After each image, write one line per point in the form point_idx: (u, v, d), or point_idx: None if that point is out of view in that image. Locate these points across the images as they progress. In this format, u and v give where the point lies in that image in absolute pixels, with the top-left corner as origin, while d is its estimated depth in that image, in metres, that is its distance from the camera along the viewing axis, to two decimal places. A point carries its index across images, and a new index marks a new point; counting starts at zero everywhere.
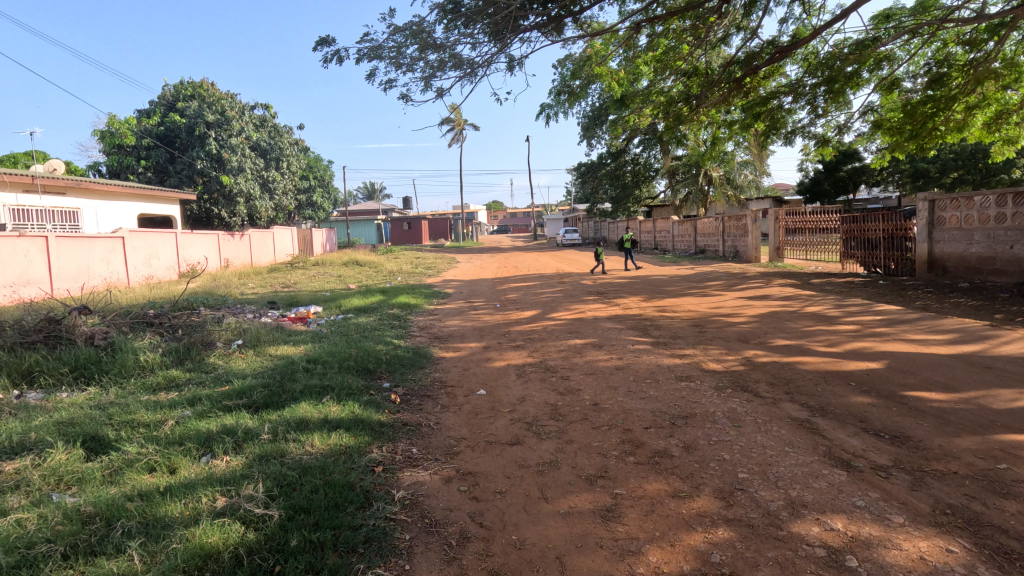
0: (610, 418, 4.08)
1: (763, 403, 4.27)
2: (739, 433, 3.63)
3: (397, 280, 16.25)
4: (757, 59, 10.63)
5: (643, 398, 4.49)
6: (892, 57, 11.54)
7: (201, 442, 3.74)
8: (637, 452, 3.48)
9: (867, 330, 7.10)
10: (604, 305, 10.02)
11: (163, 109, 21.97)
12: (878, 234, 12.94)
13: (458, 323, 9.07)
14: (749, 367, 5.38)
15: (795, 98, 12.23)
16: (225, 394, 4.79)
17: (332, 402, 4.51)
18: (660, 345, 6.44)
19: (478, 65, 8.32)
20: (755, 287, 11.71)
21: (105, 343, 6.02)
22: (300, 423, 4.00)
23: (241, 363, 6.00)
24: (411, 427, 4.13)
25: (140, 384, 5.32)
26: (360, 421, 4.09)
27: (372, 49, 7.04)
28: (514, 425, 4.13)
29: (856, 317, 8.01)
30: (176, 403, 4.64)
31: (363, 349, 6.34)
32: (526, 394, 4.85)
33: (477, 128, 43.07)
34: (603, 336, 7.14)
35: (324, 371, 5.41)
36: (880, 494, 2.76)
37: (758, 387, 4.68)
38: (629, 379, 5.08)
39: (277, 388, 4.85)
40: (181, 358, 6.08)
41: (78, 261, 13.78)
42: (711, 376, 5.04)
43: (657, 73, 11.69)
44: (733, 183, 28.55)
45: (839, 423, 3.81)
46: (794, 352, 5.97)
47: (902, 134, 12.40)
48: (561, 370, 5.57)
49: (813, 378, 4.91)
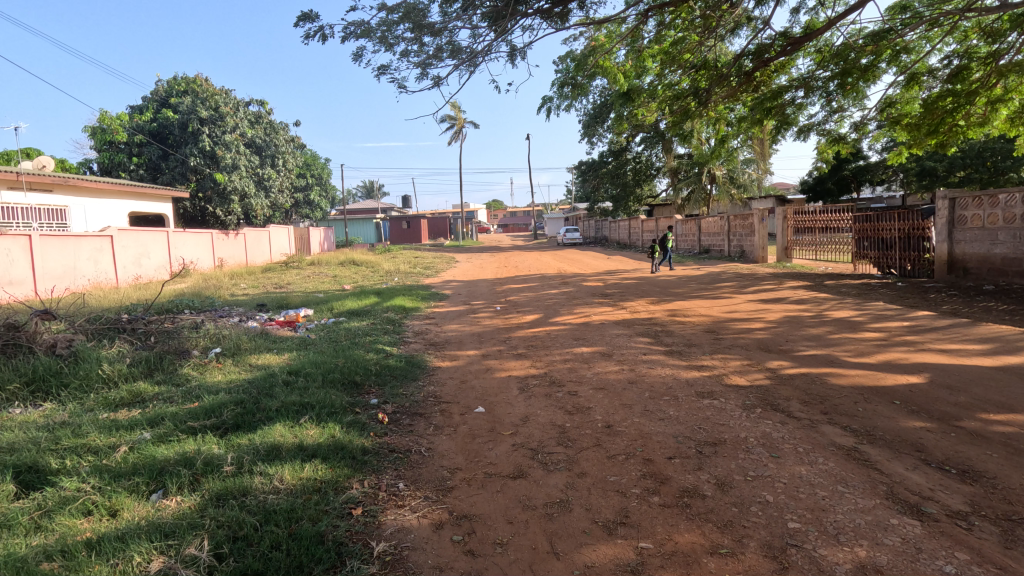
0: (627, 445, 3.56)
1: (800, 426, 3.74)
2: (780, 466, 3.11)
3: (394, 281, 15.74)
4: (767, 51, 10.09)
5: (662, 420, 3.96)
6: (912, 48, 10.99)
7: (153, 475, 3.22)
8: (662, 491, 2.95)
9: (896, 338, 6.56)
10: (609, 309, 9.49)
11: (155, 105, 21.33)
12: (894, 234, 12.41)
13: (456, 328, 8.54)
14: (776, 381, 4.85)
15: (808, 93, 11.67)
16: (192, 413, 4.27)
17: (311, 423, 3.99)
18: (674, 355, 5.92)
19: (476, 54, 7.82)
20: (766, 290, 11.18)
21: (68, 353, 5.49)
22: (270, 451, 3.47)
23: (217, 374, 5.46)
24: (398, 455, 3.60)
25: (101, 399, 4.79)
26: (340, 448, 3.57)
27: (362, 30, 6.51)
28: (516, 453, 3.61)
29: (881, 322, 7.49)
30: (135, 424, 4.11)
31: (351, 359, 5.82)
32: (529, 414, 4.32)
33: (476, 126, 42.32)
34: (612, 344, 6.61)
35: (305, 385, 4.88)
36: (970, 555, 2.26)
37: (790, 406, 4.17)
38: (644, 395, 4.55)
39: (251, 406, 4.34)
40: (151, 369, 5.54)
41: (64, 261, 13.26)
42: (736, 393, 4.51)
43: (664, 66, 11.10)
44: (737, 181, 28.00)
45: (893, 453, 3.28)
46: (822, 364, 5.44)
47: (920, 129, 11.88)
48: (567, 384, 5.04)
49: (850, 396, 4.38)
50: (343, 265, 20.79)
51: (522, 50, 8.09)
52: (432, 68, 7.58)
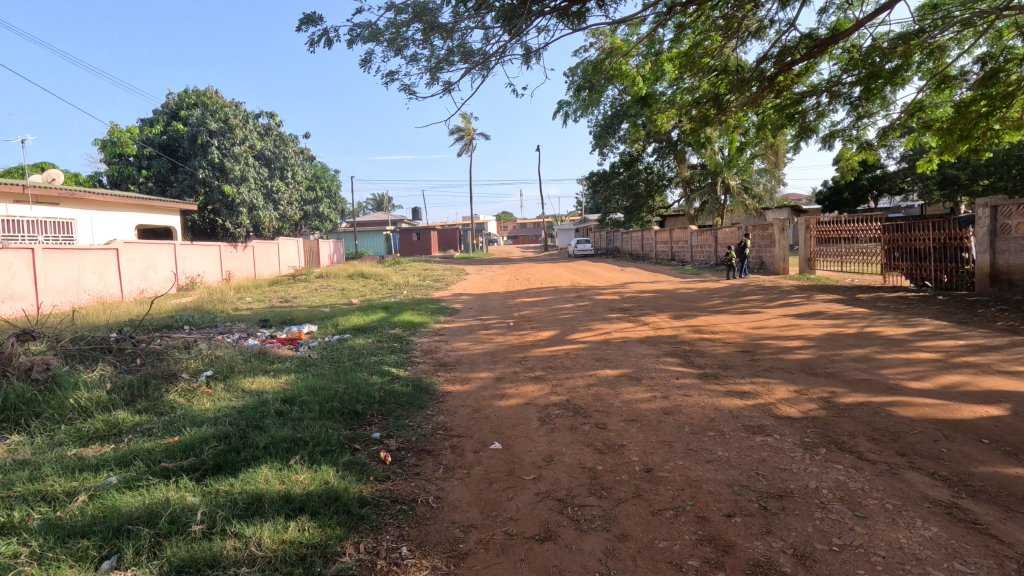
0: (673, 497, 2.98)
1: (879, 473, 3.14)
2: (871, 532, 2.52)
3: (402, 294, 15.27)
4: (791, 54, 9.56)
5: (711, 463, 3.38)
6: (944, 48, 10.36)
7: (108, 535, 2.70)
8: (727, 564, 2.37)
9: (956, 359, 5.87)
10: (630, 325, 8.87)
11: (166, 117, 21.25)
12: (929, 244, 11.74)
13: (467, 345, 7.99)
14: (833, 413, 4.23)
15: (832, 98, 11.09)
16: (168, 451, 3.74)
17: (302, 465, 3.45)
18: (709, 379, 5.33)
19: (489, 56, 7.35)
20: (795, 304, 10.55)
21: (45, 378, 5.01)
22: (251, 504, 2.94)
23: (205, 401, 4.94)
24: (402, 507, 3.05)
25: (73, 432, 4.29)
26: (333, 498, 3.03)
27: (369, 33, 6.07)
28: (541, 505, 3.04)
29: (931, 341, 6.81)
30: (103, 465, 3.60)
31: (353, 383, 5.27)
32: (553, 452, 3.75)
33: (485, 138, 42.06)
34: (639, 366, 6.03)
35: (300, 417, 4.34)
36: None
37: (858, 445, 3.56)
38: (684, 430, 3.95)
39: (237, 443, 3.82)
40: (134, 395, 5.05)
41: (66, 275, 12.92)
42: (791, 428, 3.90)
43: (682, 74, 10.53)
44: (752, 191, 27.37)
45: (1005, 513, 2.68)
46: (881, 390, 4.79)
47: (952, 134, 11.29)
48: (594, 415, 4.45)
49: (926, 433, 3.75)
50: (352, 278, 20.38)
51: (537, 52, 7.63)
52: (443, 72, 7.15)
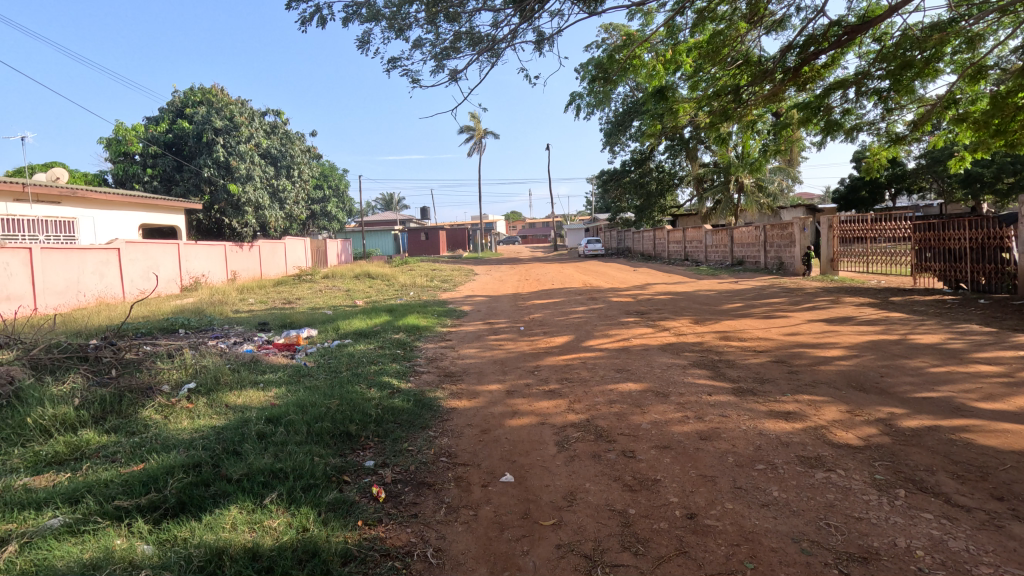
0: (727, 556, 2.42)
1: (980, 526, 2.55)
2: None
3: (407, 296, 14.67)
4: (817, 43, 8.84)
5: (767, 507, 2.80)
6: (983, 37, 9.63)
7: None
8: None
9: (1021, 373, 5.22)
10: (649, 330, 8.29)
11: (172, 116, 20.82)
12: (964, 244, 11.01)
13: (475, 353, 7.44)
14: (899, 440, 3.63)
15: (858, 91, 10.36)
16: (127, 484, 3.21)
17: (278, 507, 2.91)
18: (746, 396, 4.74)
19: (500, 41, 6.81)
20: (824, 307, 9.86)
21: (8, 393, 4.52)
22: (208, 563, 2.39)
23: (183, 420, 4.42)
24: (394, 564, 2.51)
25: (28, 456, 3.79)
26: (311, 554, 2.50)
27: (368, 12, 5.57)
28: (563, 562, 2.49)
29: (986, 351, 6.15)
30: (48, 502, 3.07)
31: (347, 398, 4.70)
32: (574, 489, 3.19)
33: (496, 137, 41.09)
34: (664, 378, 5.46)
35: (283, 440, 3.81)
36: None
37: (943, 485, 2.97)
38: (726, 462, 3.38)
39: (207, 475, 3.28)
40: (105, 411, 4.54)
41: (65, 275, 12.52)
42: (855, 461, 3.31)
43: (698, 68, 9.86)
44: (767, 190, 26.52)
45: None
46: (949, 411, 4.17)
47: (987, 129, 10.51)
48: (619, 440, 3.88)
49: (1020, 469, 3.15)
50: (357, 278, 19.89)
51: (550, 38, 7.07)
52: (450, 60, 6.64)
